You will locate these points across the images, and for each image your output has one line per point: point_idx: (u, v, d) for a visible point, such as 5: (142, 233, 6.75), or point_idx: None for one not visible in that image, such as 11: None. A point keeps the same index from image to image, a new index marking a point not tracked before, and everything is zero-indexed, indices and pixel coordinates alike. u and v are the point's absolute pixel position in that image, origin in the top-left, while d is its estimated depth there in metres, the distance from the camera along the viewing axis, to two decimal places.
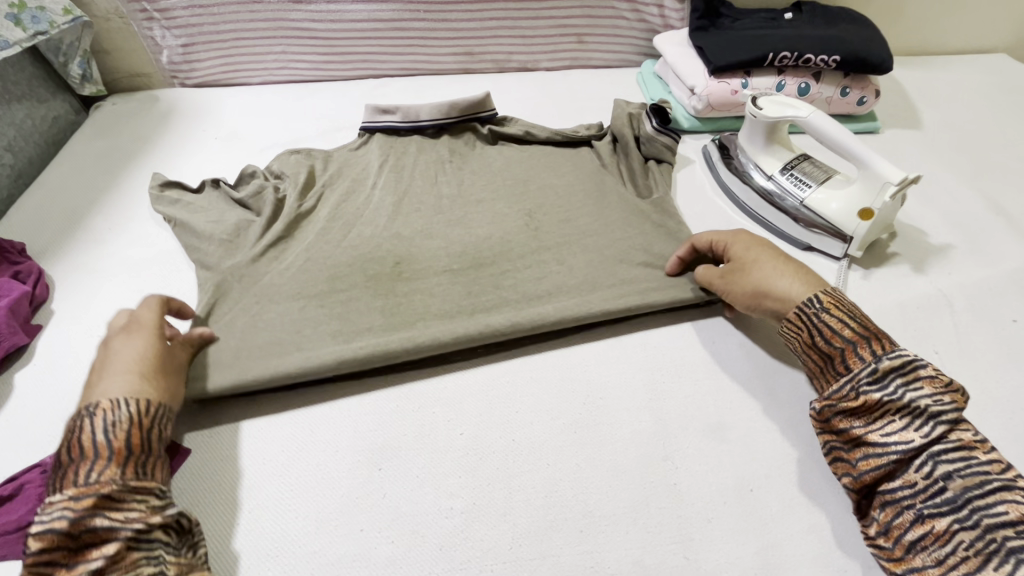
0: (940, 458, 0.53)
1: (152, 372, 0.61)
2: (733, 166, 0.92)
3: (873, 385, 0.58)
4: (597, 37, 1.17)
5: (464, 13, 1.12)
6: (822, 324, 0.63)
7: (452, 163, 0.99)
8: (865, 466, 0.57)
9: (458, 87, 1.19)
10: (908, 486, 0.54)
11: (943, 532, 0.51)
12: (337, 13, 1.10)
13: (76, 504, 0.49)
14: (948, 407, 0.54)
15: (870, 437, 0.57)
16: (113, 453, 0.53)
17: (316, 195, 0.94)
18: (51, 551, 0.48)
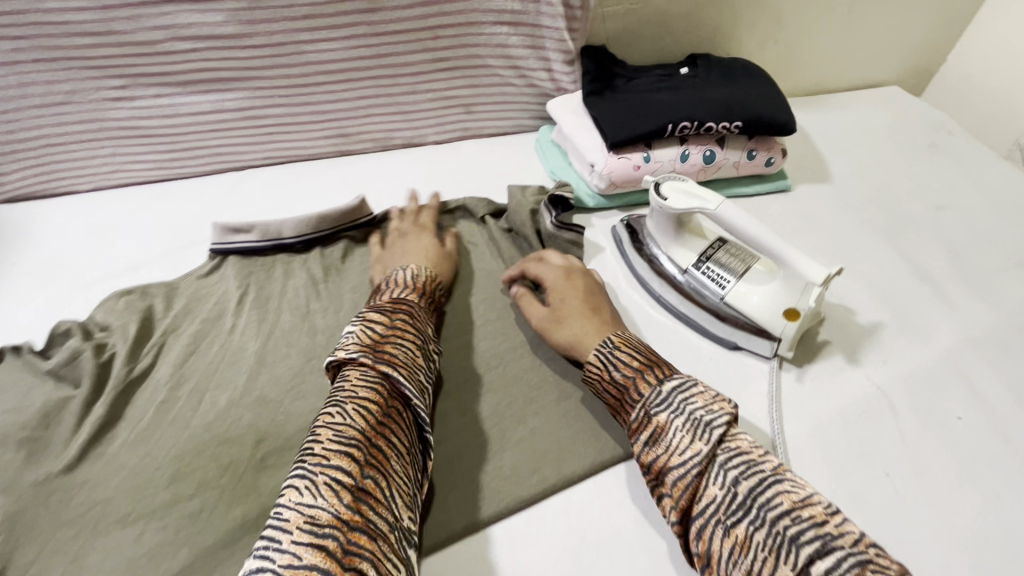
0: (730, 463, 0.52)
1: (432, 261, 0.80)
2: (645, 255, 0.82)
3: (660, 405, 0.57)
4: (484, 105, 1.05)
5: (329, 94, 0.96)
6: (614, 360, 0.63)
7: (326, 281, 0.84)
8: (675, 490, 0.53)
9: (334, 174, 1.03)
10: (711, 500, 0.51)
11: (745, 539, 0.48)
12: (169, 106, 0.92)
13: (402, 312, 0.64)
14: (719, 414, 0.55)
15: (669, 460, 0.54)
16: (418, 291, 0.71)
17: (154, 350, 0.77)
18: (366, 390, 0.53)
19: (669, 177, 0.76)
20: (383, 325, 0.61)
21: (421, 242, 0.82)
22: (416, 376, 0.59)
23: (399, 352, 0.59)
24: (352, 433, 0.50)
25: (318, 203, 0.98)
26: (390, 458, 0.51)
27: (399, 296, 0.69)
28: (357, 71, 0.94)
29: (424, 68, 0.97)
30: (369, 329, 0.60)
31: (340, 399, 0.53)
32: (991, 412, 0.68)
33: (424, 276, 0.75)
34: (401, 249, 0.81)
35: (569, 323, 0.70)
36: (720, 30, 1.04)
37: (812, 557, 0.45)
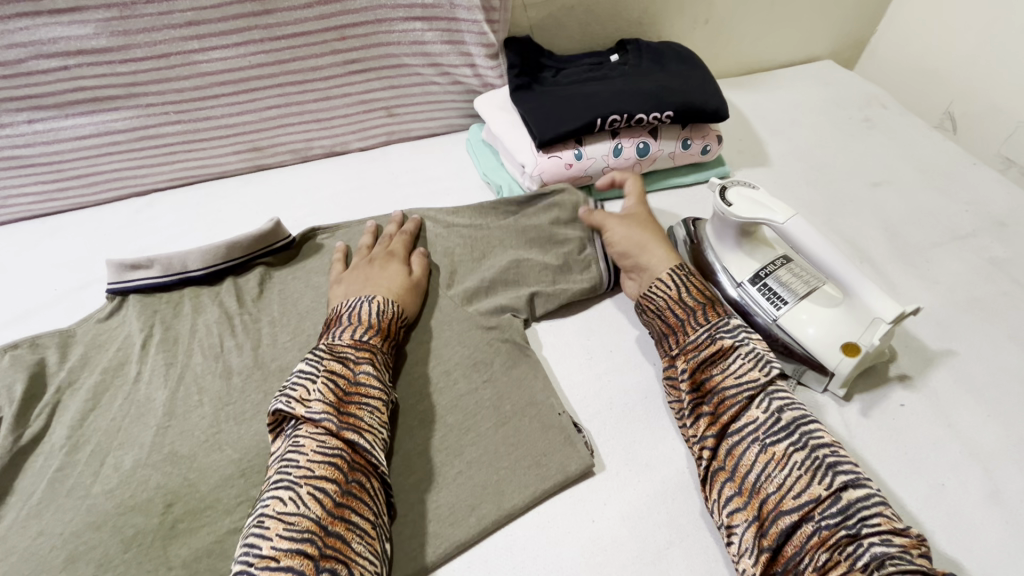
0: (777, 395, 0.58)
1: (398, 289, 0.73)
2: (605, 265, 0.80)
3: (728, 333, 0.63)
4: (407, 106, 0.98)
5: (234, 105, 0.88)
6: (693, 284, 0.68)
7: (242, 313, 0.77)
8: (716, 407, 0.59)
9: (250, 193, 0.95)
10: (752, 421, 0.57)
11: (782, 457, 0.54)
12: (49, 133, 0.82)
13: (365, 362, 0.62)
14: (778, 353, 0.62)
15: (724, 380, 0.60)
16: (380, 331, 0.67)
17: (47, 410, 0.69)
18: (332, 462, 0.53)
19: (738, 183, 0.71)
20: (347, 378, 0.60)
21: (388, 272, 0.75)
22: (378, 435, 0.58)
23: (362, 408, 0.58)
24: (309, 522, 0.49)
25: (232, 226, 0.90)
26: (357, 531, 0.51)
27: (362, 337, 0.65)
28: (263, 79, 0.86)
29: (337, 71, 0.89)
30: (331, 385, 0.58)
31: (294, 479, 0.51)
32: (933, 395, 0.68)
33: (390, 314, 0.69)
34: (368, 274, 0.75)
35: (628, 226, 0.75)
36: (647, 13, 1.00)
37: (845, 485, 0.51)
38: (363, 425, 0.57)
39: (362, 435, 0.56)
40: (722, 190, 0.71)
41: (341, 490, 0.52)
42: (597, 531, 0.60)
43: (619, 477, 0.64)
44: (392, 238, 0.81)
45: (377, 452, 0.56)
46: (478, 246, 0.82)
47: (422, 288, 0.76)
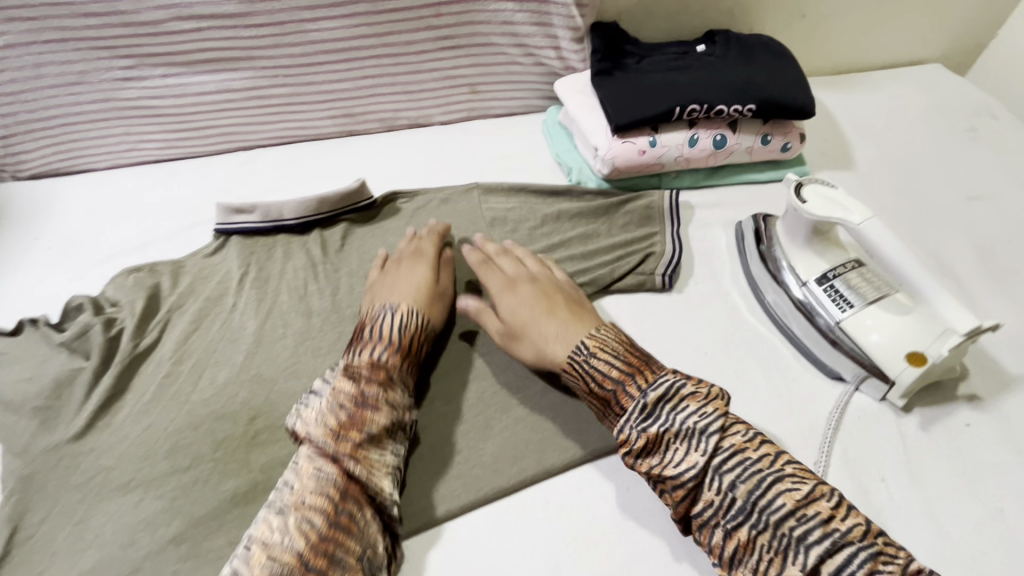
0: (726, 470, 0.55)
1: (423, 297, 0.73)
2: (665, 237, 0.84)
3: (650, 421, 0.58)
4: (490, 84, 1.03)
5: (333, 73, 0.96)
6: (592, 371, 0.63)
7: (325, 263, 0.85)
8: (675, 495, 0.57)
9: (339, 156, 1.03)
10: (710, 507, 0.55)
11: (748, 541, 0.53)
12: (176, 87, 0.93)
13: (376, 380, 0.62)
14: (711, 419, 0.57)
15: (666, 471, 0.57)
16: (400, 349, 0.67)
17: (159, 325, 0.79)
18: (320, 493, 0.55)
19: (816, 181, 0.70)
20: (356, 401, 0.59)
21: (417, 276, 0.75)
22: (382, 459, 0.60)
23: (371, 424, 0.59)
24: (317, 516, 0.54)
25: (321, 185, 0.98)
26: (340, 565, 0.53)
27: (379, 355, 0.65)
28: (361, 50, 0.93)
29: (428, 46, 0.95)
30: (336, 407, 0.59)
31: (285, 504, 0.55)
32: (1003, 418, 0.65)
33: (409, 330, 0.69)
34: (394, 279, 0.76)
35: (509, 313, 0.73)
36: (742, 3, 0.98)
37: (821, 560, 0.50)
38: (367, 442, 0.59)
39: (361, 450, 0.58)
40: (797, 187, 0.70)
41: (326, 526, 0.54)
42: (625, 494, 0.65)
43: None
44: (420, 241, 0.82)
45: (383, 468, 0.59)
46: (549, 233, 0.88)
47: (445, 297, 0.76)
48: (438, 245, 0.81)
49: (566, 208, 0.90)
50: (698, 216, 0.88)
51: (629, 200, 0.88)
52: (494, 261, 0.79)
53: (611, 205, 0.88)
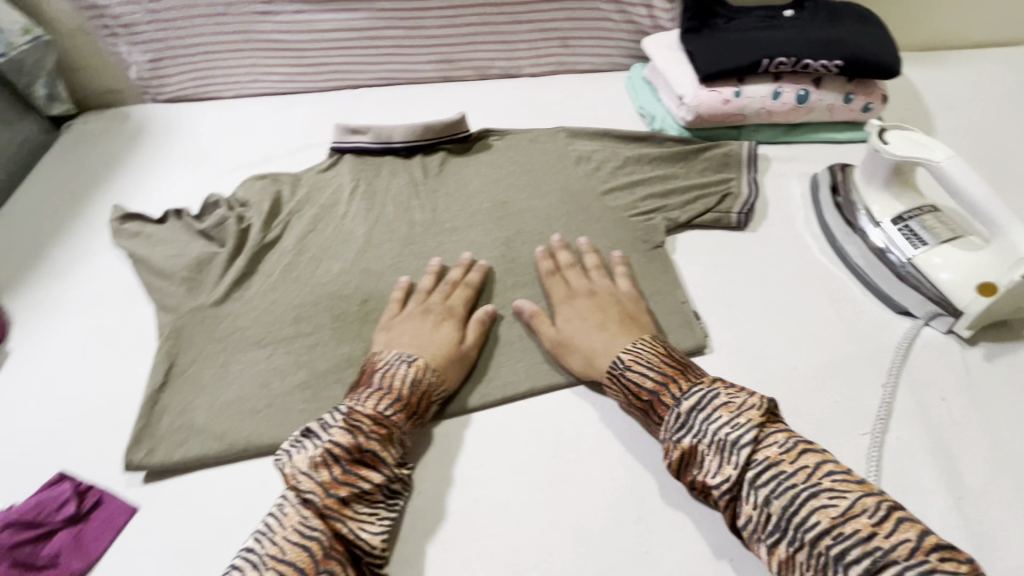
0: (759, 484, 0.53)
1: (441, 357, 0.70)
2: (746, 180, 0.89)
3: (681, 429, 0.59)
4: (581, 39, 1.10)
5: (441, 19, 1.05)
6: (630, 383, 0.64)
7: (425, 183, 0.95)
8: (721, 507, 0.56)
9: (435, 97, 1.12)
10: (749, 519, 0.53)
11: (789, 559, 0.51)
12: (304, 23, 1.05)
13: (376, 437, 0.60)
14: (744, 430, 0.55)
15: (708, 480, 0.56)
16: (406, 406, 0.64)
17: (282, 224, 0.91)
18: (303, 548, 0.53)
19: (897, 127, 0.75)
20: (349, 452, 0.58)
21: (439, 335, 0.72)
22: (370, 518, 0.57)
23: (365, 480, 0.58)
24: (320, 522, 0.55)
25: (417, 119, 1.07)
26: None
27: (383, 409, 0.62)
28: None
29: None
30: (331, 460, 0.57)
31: (264, 556, 0.53)
32: None
33: (417, 386, 0.66)
34: (415, 327, 0.73)
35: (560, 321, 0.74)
36: None
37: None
38: (359, 491, 0.57)
39: (351, 502, 0.56)
40: (880, 131, 0.75)
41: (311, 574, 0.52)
42: None
43: (726, 360, 0.72)
44: (453, 291, 0.78)
45: (374, 525, 0.57)
46: (630, 173, 0.94)
47: (468, 360, 0.73)
48: (475, 286, 0.79)
49: (647, 152, 0.96)
50: (774, 167, 0.93)
51: (706, 148, 0.93)
52: (563, 273, 0.79)
53: (689, 150, 0.94)
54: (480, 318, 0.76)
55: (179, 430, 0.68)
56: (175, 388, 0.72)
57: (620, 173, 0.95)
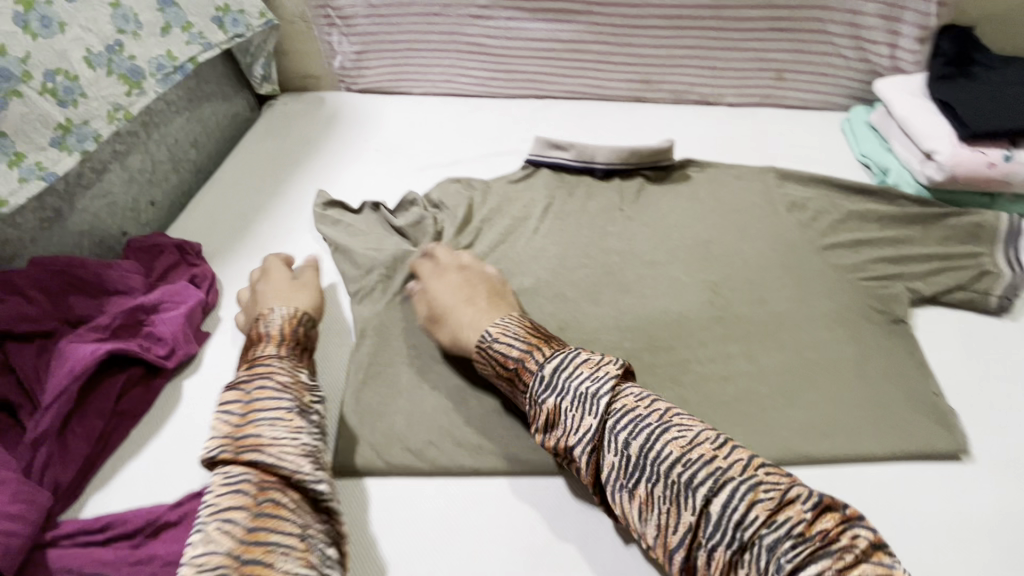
0: (694, 476, 0.52)
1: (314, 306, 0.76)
2: (1008, 260, 0.77)
3: (546, 391, 0.61)
4: (798, 74, 1.01)
5: (653, 39, 1.01)
6: (497, 354, 0.66)
7: (623, 210, 0.90)
8: (582, 465, 0.59)
9: (627, 117, 1.07)
10: (612, 469, 0.57)
11: (648, 497, 0.54)
12: (513, 30, 1.04)
13: (260, 376, 0.63)
14: (613, 387, 0.59)
15: (569, 440, 0.59)
16: (288, 342, 0.69)
17: (473, 232, 0.89)
18: (235, 503, 0.52)
19: None
20: (241, 404, 0.60)
21: (307, 282, 0.78)
22: (289, 442, 0.57)
23: (266, 411, 0.59)
24: (241, 471, 0.55)
25: (609, 138, 1.02)
26: (277, 553, 0.50)
27: (261, 352, 0.66)
28: (692, 18, 0.98)
29: (757, 25, 0.96)
30: (223, 418, 0.59)
31: (204, 518, 0.52)
32: None
33: (295, 322, 0.71)
34: (474, 319, 0.70)
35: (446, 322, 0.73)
36: None
37: (708, 499, 0.50)
38: (261, 424, 0.58)
39: (261, 434, 0.57)
40: None
41: (250, 515, 0.51)
42: (962, 509, 0.59)
43: (990, 475, 0.61)
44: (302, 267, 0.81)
45: (297, 441, 0.58)
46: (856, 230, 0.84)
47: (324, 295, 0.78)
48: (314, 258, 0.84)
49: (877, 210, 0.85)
50: None
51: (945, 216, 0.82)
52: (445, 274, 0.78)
53: (925, 216, 0.83)
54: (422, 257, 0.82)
55: (386, 437, 0.69)
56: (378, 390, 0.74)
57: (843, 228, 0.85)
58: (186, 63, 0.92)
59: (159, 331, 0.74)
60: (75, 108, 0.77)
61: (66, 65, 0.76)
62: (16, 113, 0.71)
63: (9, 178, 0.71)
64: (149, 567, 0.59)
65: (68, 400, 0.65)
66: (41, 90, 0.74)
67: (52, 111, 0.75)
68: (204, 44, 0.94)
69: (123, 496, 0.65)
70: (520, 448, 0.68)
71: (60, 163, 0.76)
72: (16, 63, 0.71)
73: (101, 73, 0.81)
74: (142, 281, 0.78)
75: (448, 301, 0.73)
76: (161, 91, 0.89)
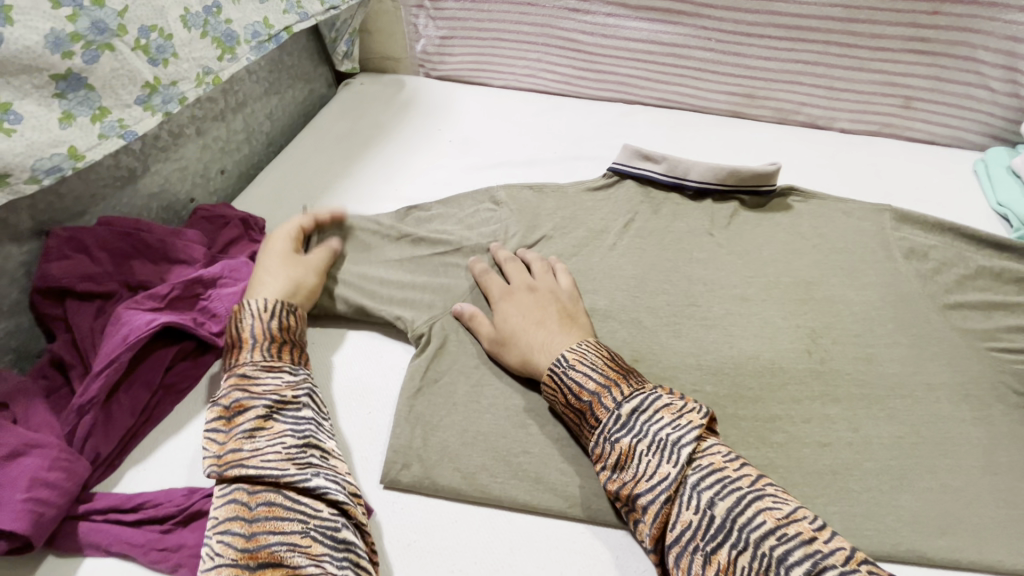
0: (788, 551, 0.45)
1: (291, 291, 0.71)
2: None
3: (622, 430, 0.56)
4: (930, 104, 0.90)
5: (765, 50, 0.92)
6: (572, 382, 0.60)
7: (712, 234, 0.82)
8: (647, 517, 0.53)
9: (722, 132, 0.98)
10: (686, 526, 0.50)
11: (728, 566, 0.47)
12: (611, 28, 0.97)
13: (232, 388, 0.60)
14: (686, 432, 0.54)
15: (638, 486, 0.54)
16: (247, 342, 0.64)
17: (547, 239, 0.83)
18: (234, 517, 0.51)
19: None
20: (216, 411, 0.58)
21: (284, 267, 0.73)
22: (272, 448, 0.55)
23: (242, 422, 0.57)
24: (234, 484, 0.53)
25: (702, 153, 0.94)
26: (278, 552, 0.48)
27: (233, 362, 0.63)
28: (815, 31, 0.88)
29: (892, 45, 0.86)
30: (211, 437, 0.57)
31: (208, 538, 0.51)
32: None
33: (265, 316, 0.65)
34: (546, 342, 0.66)
35: (514, 344, 0.68)
36: None
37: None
38: (239, 434, 0.56)
39: (241, 448, 0.55)
40: None
41: (246, 525, 0.50)
42: None
43: None
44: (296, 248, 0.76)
45: (278, 449, 0.55)
46: (989, 291, 0.73)
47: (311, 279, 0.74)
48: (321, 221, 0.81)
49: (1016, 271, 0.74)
50: None
51: None
52: (516, 292, 0.73)
53: None
54: (479, 269, 0.77)
55: (438, 454, 0.64)
56: (429, 399, 0.69)
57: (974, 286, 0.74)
58: (280, 31, 0.90)
59: (215, 308, 0.71)
60: (165, 67, 0.76)
61: (163, 22, 0.74)
62: (107, 68, 0.69)
63: (88, 133, 0.68)
64: (176, 556, 0.56)
65: (117, 369, 0.62)
66: (134, 45, 0.71)
67: (143, 69, 0.73)
68: (300, 14, 0.93)
69: (159, 475, 0.63)
70: (578, 488, 0.61)
71: (141, 123, 0.73)
72: (113, 16, 0.68)
73: (195, 35, 0.79)
74: (204, 253, 0.76)
75: (519, 323, 0.69)
76: (252, 58, 0.87)
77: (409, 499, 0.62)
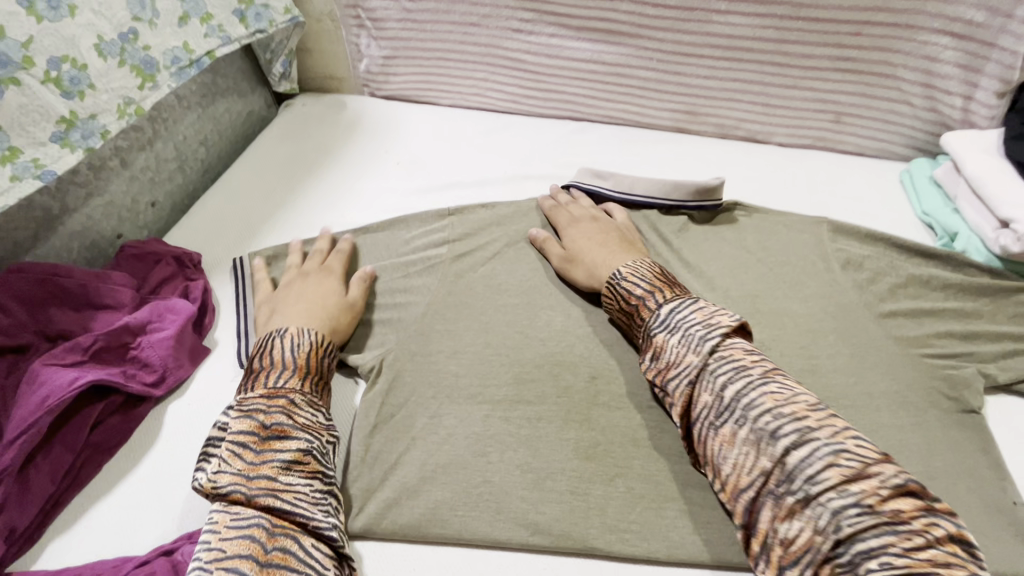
0: (784, 434, 0.48)
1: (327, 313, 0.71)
2: None
3: (659, 327, 0.61)
4: (859, 118, 0.94)
5: (704, 70, 0.94)
6: (623, 291, 0.68)
7: (662, 251, 0.83)
8: (675, 399, 0.58)
9: (668, 148, 1.00)
10: (704, 407, 0.55)
11: (732, 436, 0.52)
12: (555, 48, 0.98)
13: (277, 411, 0.59)
14: (714, 331, 0.57)
15: (667, 375, 0.59)
16: (301, 371, 0.64)
17: (499, 262, 0.81)
18: (247, 556, 0.49)
19: None
20: (256, 435, 0.57)
21: (324, 290, 0.74)
22: (303, 488, 0.55)
23: (280, 453, 0.56)
24: (251, 510, 0.53)
25: (649, 170, 0.95)
26: None
27: (277, 381, 0.62)
28: (750, 52, 0.91)
29: (823, 64, 0.90)
30: (239, 450, 0.56)
31: (206, 565, 0.49)
32: None
33: (319, 353, 0.67)
34: (607, 260, 0.74)
35: (583, 263, 0.76)
36: None
37: (787, 449, 0.48)
38: (277, 464, 0.55)
39: (276, 478, 0.55)
40: None
41: (260, 568, 0.49)
42: None
43: None
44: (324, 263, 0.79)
45: (309, 490, 0.56)
46: (920, 298, 0.77)
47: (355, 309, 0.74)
48: (346, 253, 0.81)
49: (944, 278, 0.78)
50: None
51: (1012, 296, 0.76)
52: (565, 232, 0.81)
53: (994, 293, 0.76)
54: (548, 205, 0.85)
55: (393, 496, 0.62)
56: (384, 437, 0.66)
57: (907, 293, 0.77)
58: (202, 56, 0.85)
59: (146, 357, 0.67)
60: (81, 100, 0.71)
61: (75, 52, 0.70)
62: (15, 104, 0.64)
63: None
64: None
65: (36, 434, 0.57)
66: (44, 78, 0.67)
67: (56, 103, 0.68)
68: (222, 37, 0.87)
69: (87, 543, 0.58)
70: (539, 522, 0.60)
71: (61, 161, 0.69)
72: (17, 49, 0.64)
73: (113, 63, 0.74)
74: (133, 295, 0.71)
75: (582, 246, 0.77)
76: (175, 85, 0.82)
77: (364, 548, 0.60)
